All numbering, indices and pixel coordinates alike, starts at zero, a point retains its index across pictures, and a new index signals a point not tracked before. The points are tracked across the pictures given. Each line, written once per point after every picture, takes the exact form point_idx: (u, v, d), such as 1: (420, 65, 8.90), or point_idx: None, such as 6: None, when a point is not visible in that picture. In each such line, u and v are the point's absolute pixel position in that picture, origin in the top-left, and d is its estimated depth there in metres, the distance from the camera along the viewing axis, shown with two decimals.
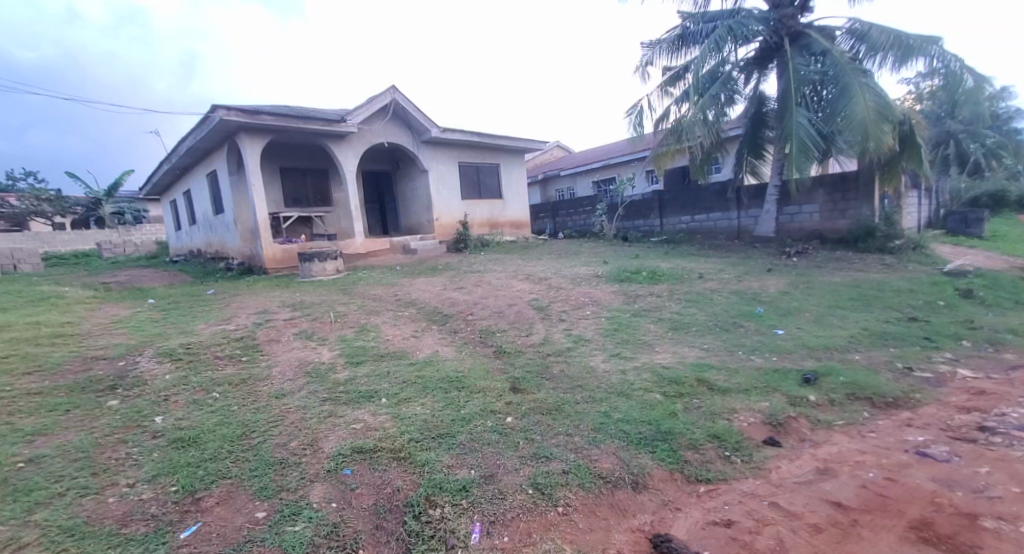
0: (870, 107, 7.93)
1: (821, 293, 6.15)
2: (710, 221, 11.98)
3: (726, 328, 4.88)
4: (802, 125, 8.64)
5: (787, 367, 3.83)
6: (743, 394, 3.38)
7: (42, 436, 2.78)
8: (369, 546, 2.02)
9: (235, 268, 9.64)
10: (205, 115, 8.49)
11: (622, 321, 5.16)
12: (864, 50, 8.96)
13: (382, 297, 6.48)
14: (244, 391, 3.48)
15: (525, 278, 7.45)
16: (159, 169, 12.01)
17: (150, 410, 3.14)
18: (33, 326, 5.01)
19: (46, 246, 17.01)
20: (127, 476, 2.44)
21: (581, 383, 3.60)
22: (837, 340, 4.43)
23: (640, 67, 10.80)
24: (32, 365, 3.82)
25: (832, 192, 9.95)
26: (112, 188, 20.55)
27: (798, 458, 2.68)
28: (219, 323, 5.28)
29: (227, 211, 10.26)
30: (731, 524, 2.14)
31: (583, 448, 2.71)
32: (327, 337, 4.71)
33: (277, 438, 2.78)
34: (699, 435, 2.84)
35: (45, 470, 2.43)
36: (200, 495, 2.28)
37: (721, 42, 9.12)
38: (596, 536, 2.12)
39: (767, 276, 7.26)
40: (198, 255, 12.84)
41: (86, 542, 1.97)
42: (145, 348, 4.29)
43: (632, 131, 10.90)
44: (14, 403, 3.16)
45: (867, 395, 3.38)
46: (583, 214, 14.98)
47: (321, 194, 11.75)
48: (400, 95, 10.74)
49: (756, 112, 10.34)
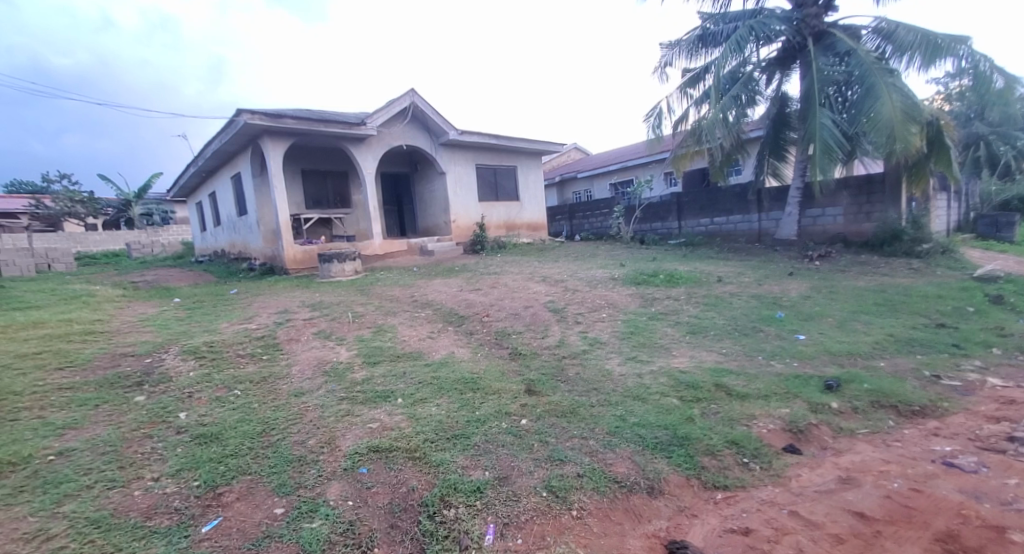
0: (896, 107, 7.76)
1: (844, 298, 6.02)
2: (729, 224, 11.83)
3: (746, 332, 4.81)
4: (826, 126, 8.48)
5: (809, 374, 3.76)
6: (762, 399, 3.33)
7: (72, 430, 2.87)
8: (384, 545, 2.03)
9: (257, 268, 9.82)
10: (230, 119, 8.66)
11: (638, 324, 5.14)
12: (891, 50, 8.75)
13: (398, 297, 6.56)
14: (265, 388, 3.55)
15: (541, 279, 7.48)
16: (185, 171, 12.34)
17: (174, 406, 3.21)
18: (65, 324, 5.17)
19: (77, 247, 17.64)
20: (152, 470, 2.50)
21: (597, 387, 3.59)
22: (861, 346, 4.33)
23: (658, 68, 10.77)
24: (64, 360, 3.96)
25: (857, 195, 9.75)
26: (142, 190, 21.07)
27: (820, 467, 2.63)
28: (240, 322, 5.36)
29: (250, 213, 10.46)
30: (749, 532, 2.11)
31: (597, 452, 2.70)
32: (345, 337, 4.77)
33: (296, 436, 2.82)
34: (717, 441, 2.80)
35: (74, 463, 2.51)
36: (222, 490, 2.33)
37: (743, 42, 9.00)
38: (611, 540, 2.11)
39: (788, 280, 7.14)
40: (222, 255, 13.14)
41: (112, 534, 2.03)
42: (171, 345, 4.42)
43: (650, 133, 10.84)
44: (45, 397, 3.27)
45: (892, 403, 3.30)
46: (599, 216, 14.93)
47: (341, 195, 11.93)
48: (418, 98, 10.84)
49: (778, 114, 10.20)
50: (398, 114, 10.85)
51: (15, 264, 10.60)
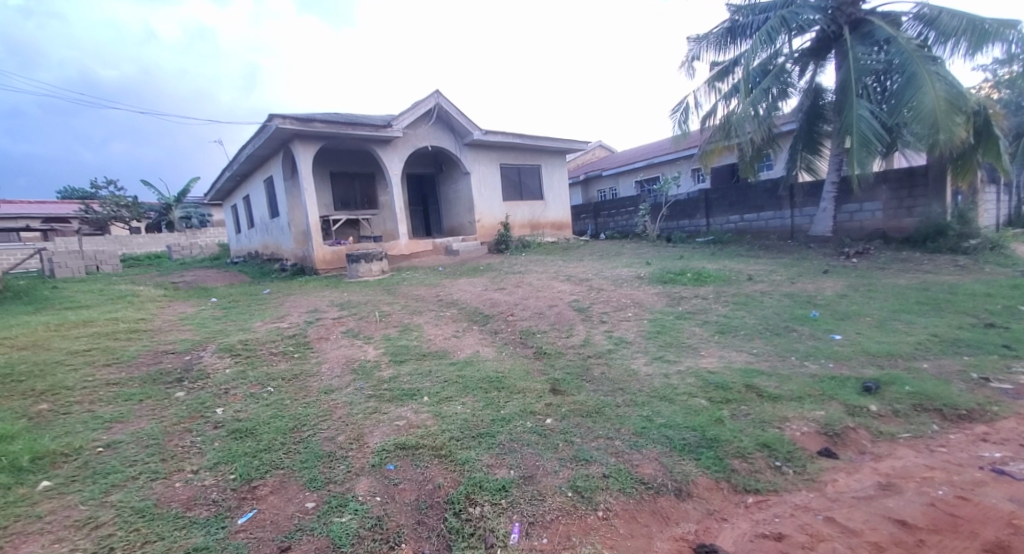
0: (940, 97, 7.37)
1: (883, 296, 5.77)
2: (760, 221, 11.52)
3: (777, 332, 4.67)
4: (864, 118, 8.13)
5: (845, 375, 3.62)
6: (795, 401, 3.22)
7: (119, 423, 3.02)
8: (411, 540, 2.06)
9: (289, 268, 10.12)
10: (263, 124, 8.91)
11: (665, 323, 5.04)
12: (934, 36, 8.32)
13: (424, 297, 6.63)
14: (296, 386, 3.66)
15: (565, 278, 7.44)
16: (221, 175, 12.80)
17: (212, 402, 3.34)
18: (112, 322, 5.45)
19: (123, 249, 18.55)
20: (192, 463, 2.61)
21: (623, 386, 3.55)
22: (902, 347, 4.14)
23: (685, 63, 10.56)
24: (111, 357, 4.18)
25: (897, 189, 9.33)
26: (181, 195, 21.98)
27: (857, 472, 2.53)
28: (273, 321, 5.54)
29: (282, 215, 10.77)
30: (782, 538, 2.04)
31: (623, 452, 2.67)
32: (372, 336, 4.86)
33: (326, 432, 2.89)
34: (748, 443, 2.72)
35: (121, 455, 2.65)
36: (256, 483, 2.42)
37: (774, 33, 8.73)
38: (637, 543, 2.08)
39: (823, 278, 6.89)
40: (256, 256, 13.58)
41: (156, 523, 2.12)
42: (209, 343, 4.60)
43: (676, 129, 10.63)
44: (94, 392, 3.46)
45: (937, 406, 3.14)
46: (624, 214, 14.76)
47: (368, 196, 12.17)
48: (443, 99, 10.93)
49: (812, 106, 9.83)
50: (424, 116, 10.96)
51: (67, 266, 11.26)
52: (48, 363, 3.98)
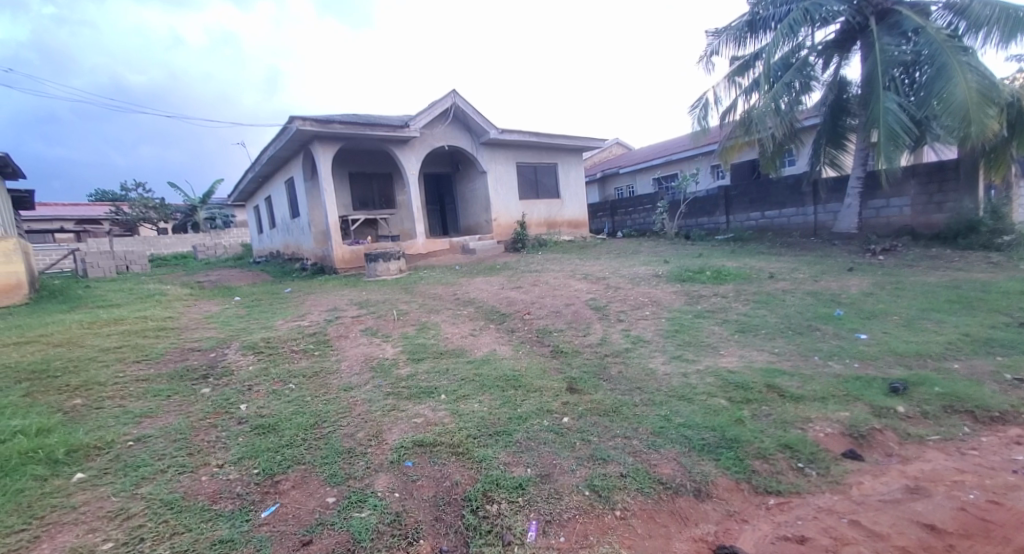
0: (972, 88, 7.11)
1: (912, 295, 5.58)
2: (782, 217, 11.28)
3: (800, 331, 4.56)
4: (892, 110, 7.89)
5: (871, 376, 3.52)
6: (818, 402, 3.15)
7: (148, 418, 3.13)
8: (430, 537, 2.09)
9: (309, 268, 10.30)
10: (284, 126, 9.07)
11: (684, 322, 4.97)
12: (964, 26, 8.02)
13: (441, 296, 6.66)
14: (317, 383, 3.73)
15: (582, 277, 7.39)
16: (244, 177, 13.09)
17: (236, 398, 3.43)
18: (141, 320, 5.65)
19: (151, 250, 19.16)
20: (217, 457, 2.68)
21: (641, 385, 3.52)
22: (932, 347, 4.01)
23: (704, 58, 10.42)
24: (141, 354, 4.32)
25: (926, 183, 9.02)
26: (206, 196, 22.56)
27: (884, 475, 2.46)
28: (295, 319, 5.66)
29: (303, 215, 10.98)
30: (804, 541, 2.01)
31: (641, 452, 2.66)
32: (391, 334, 4.92)
33: (345, 429, 2.94)
34: (769, 444, 2.67)
35: (151, 449, 2.74)
36: (279, 478, 2.48)
37: (796, 26, 8.54)
38: (655, 543, 2.06)
39: (848, 276, 6.71)
40: (278, 256, 13.86)
41: (183, 515, 2.19)
42: (233, 341, 4.73)
43: (695, 125, 10.49)
44: (125, 388, 3.58)
45: (968, 408, 3.03)
46: (641, 212, 14.62)
47: (386, 196, 12.31)
48: (460, 98, 10.97)
49: (837, 100, 9.58)
50: (441, 115, 11.02)
51: (98, 266, 11.68)
52: (82, 359, 4.14)
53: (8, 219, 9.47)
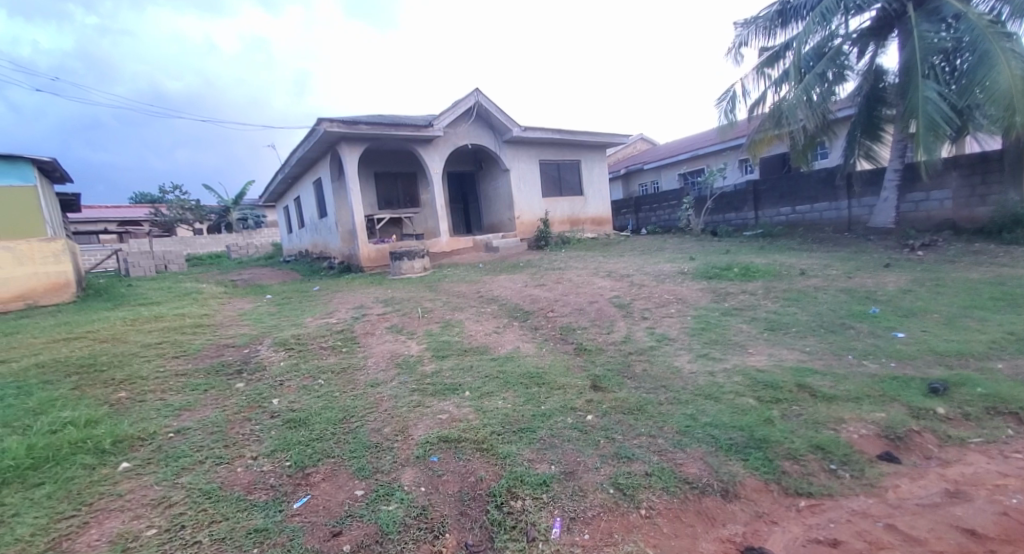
0: (1017, 75, 6.74)
1: (953, 291, 5.34)
2: (814, 212, 10.93)
3: (832, 330, 4.42)
4: (931, 99, 7.54)
5: (908, 375, 3.40)
6: (852, 402, 3.06)
7: (187, 411, 3.27)
8: (455, 531, 2.13)
9: (336, 267, 10.52)
10: (312, 128, 9.28)
11: (710, 320, 4.88)
12: (1008, 11, 7.57)
13: (465, 294, 6.72)
14: (344, 379, 3.83)
15: (607, 274, 7.33)
16: (274, 178, 13.47)
17: (269, 393, 3.56)
18: (180, 317, 5.91)
19: (188, 249, 19.96)
20: (251, 450, 2.79)
21: (665, 384, 3.48)
22: (975, 345, 3.83)
23: (732, 50, 10.18)
24: (179, 350, 4.51)
25: (969, 174, 8.58)
26: (238, 197, 23.34)
27: (922, 478, 2.38)
28: (323, 317, 5.83)
29: (330, 215, 11.22)
30: (837, 544, 1.96)
31: (666, 451, 2.63)
32: (415, 332, 5.01)
33: (372, 424, 3.01)
34: (800, 444, 2.61)
35: (190, 441, 2.87)
36: (309, 470, 2.56)
37: (829, 14, 8.25)
38: (682, 543, 2.04)
39: (884, 272, 6.46)
40: (306, 255, 14.22)
41: (220, 505, 2.28)
42: (265, 337, 4.90)
43: (722, 119, 10.25)
44: (165, 382, 3.76)
45: (1013, 410, 2.89)
46: (666, 209, 14.40)
47: (410, 195, 12.48)
48: (483, 97, 11.01)
49: (873, 89, 9.23)
50: (464, 114, 11.09)
51: (140, 266, 12.23)
52: (125, 354, 4.36)
53: (58, 223, 10.04)
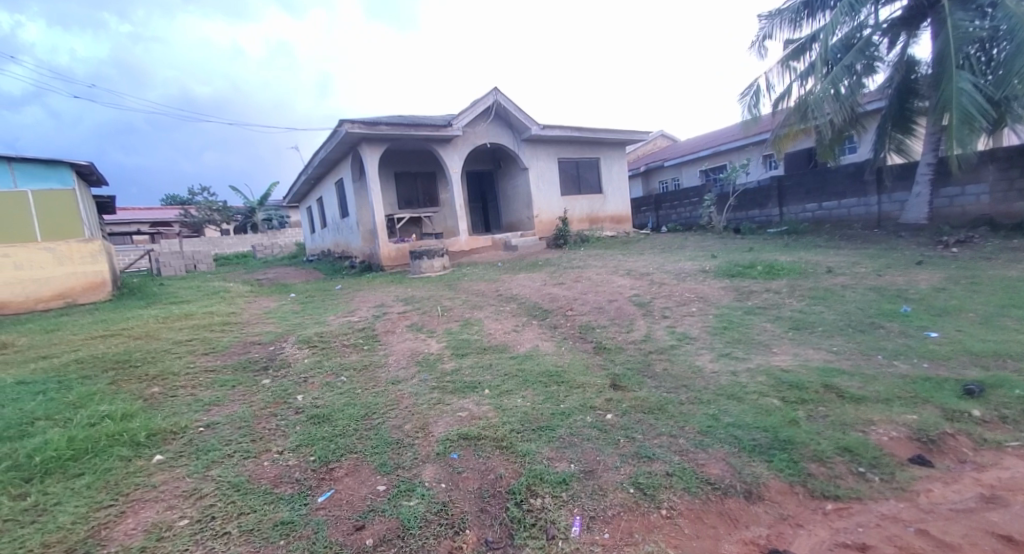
0: None
1: (990, 290, 5.12)
2: (842, 208, 10.61)
3: (861, 329, 4.29)
4: (966, 90, 7.25)
5: (943, 377, 3.28)
6: (882, 403, 2.97)
7: (216, 406, 3.38)
8: (475, 527, 2.15)
9: (357, 266, 10.69)
10: (334, 129, 9.45)
11: (732, 319, 4.80)
12: None
13: (483, 292, 6.75)
14: (366, 376, 3.89)
15: (626, 273, 7.25)
16: (298, 179, 13.74)
17: (293, 389, 3.65)
18: (209, 315, 6.10)
19: (215, 249, 20.55)
20: (277, 444, 2.86)
21: (686, 384, 3.43)
22: (1013, 346, 3.67)
23: (756, 43, 9.96)
24: (208, 347, 4.66)
25: (1008, 167, 8.21)
26: (263, 198, 23.90)
27: (956, 482, 2.29)
28: (345, 315, 5.94)
29: (352, 215, 11.41)
30: (865, 549, 1.91)
31: (688, 451, 2.60)
32: (435, 330, 5.06)
33: (393, 421, 3.06)
34: (827, 446, 2.55)
35: (219, 435, 2.96)
36: (333, 465, 2.61)
37: (857, 4, 8.01)
38: (704, 544, 2.02)
39: (916, 270, 6.22)
40: (328, 254, 14.47)
41: (248, 497, 2.35)
42: (289, 335, 5.02)
43: (746, 114, 10.04)
44: (195, 377, 3.89)
45: None
46: (687, 206, 14.18)
47: (429, 195, 12.60)
48: (502, 96, 11.02)
49: (905, 81, 8.91)
50: (482, 113, 11.13)
51: (170, 265, 12.65)
52: (158, 351, 4.53)
53: (95, 225, 10.47)
